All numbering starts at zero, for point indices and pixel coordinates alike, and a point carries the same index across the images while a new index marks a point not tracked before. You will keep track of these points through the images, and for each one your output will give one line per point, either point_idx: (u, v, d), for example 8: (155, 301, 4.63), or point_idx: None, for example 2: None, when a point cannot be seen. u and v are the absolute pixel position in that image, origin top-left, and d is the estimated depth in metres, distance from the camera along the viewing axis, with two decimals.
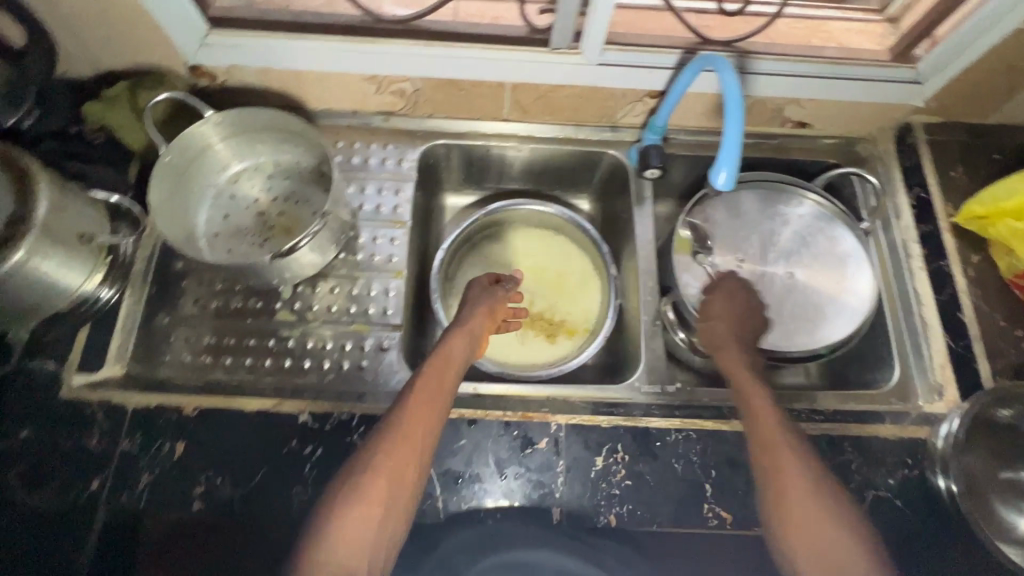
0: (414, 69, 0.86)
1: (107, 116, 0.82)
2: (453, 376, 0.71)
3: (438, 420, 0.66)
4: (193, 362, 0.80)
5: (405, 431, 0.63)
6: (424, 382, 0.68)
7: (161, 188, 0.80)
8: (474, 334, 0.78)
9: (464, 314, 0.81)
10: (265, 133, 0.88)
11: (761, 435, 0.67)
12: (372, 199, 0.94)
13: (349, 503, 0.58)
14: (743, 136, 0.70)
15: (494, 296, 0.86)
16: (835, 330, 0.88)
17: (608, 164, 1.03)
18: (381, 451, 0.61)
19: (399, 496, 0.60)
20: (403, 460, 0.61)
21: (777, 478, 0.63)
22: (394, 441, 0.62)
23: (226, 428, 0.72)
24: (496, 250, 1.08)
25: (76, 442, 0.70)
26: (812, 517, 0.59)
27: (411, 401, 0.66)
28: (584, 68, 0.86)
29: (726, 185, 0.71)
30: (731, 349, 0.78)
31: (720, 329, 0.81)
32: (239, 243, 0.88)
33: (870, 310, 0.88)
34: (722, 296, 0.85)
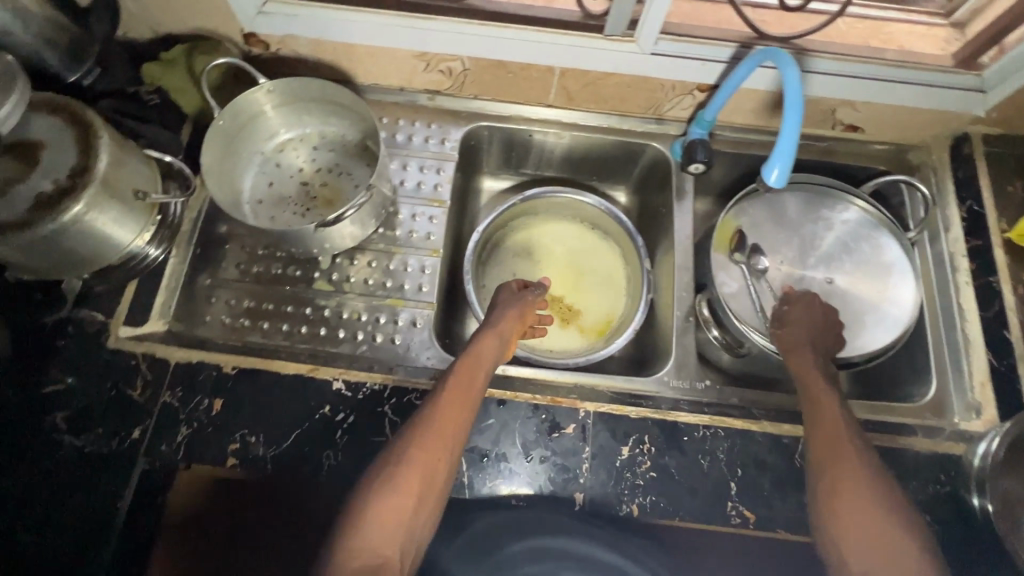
0: (465, 48, 0.86)
1: (165, 80, 0.84)
2: (483, 377, 0.71)
3: (467, 420, 0.67)
4: (231, 324, 0.82)
5: (437, 427, 0.65)
6: (456, 380, 0.69)
7: (212, 152, 0.81)
8: (506, 334, 0.77)
9: (495, 313, 0.80)
10: (314, 104, 0.89)
11: (830, 446, 0.67)
12: (414, 176, 0.95)
13: (385, 493, 0.60)
14: (800, 133, 0.70)
15: (524, 298, 0.84)
16: (874, 339, 0.86)
17: (649, 157, 1.02)
18: (415, 445, 0.63)
19: (431, 489, 0.62)
20: (435, 454, 0.63)
21: (842, 489, 0.64)
22: (428, 436, 0.64)
23: (262, 389, 0.74)
24: (529, 237, 1.08)
25: (120, 391, 0.72)
26: (876, 530, 0.61)
27: (444, 398, 0.67)
28: (636, 56, 0.85)
29: (778, 182, 0.71)
30: (806, 354, 0.77)
31: (794, 335, 0.80)
32: (283, 210, 0.89)
33: (911, 321, 0.86)
34: (806, 302, 0.83)
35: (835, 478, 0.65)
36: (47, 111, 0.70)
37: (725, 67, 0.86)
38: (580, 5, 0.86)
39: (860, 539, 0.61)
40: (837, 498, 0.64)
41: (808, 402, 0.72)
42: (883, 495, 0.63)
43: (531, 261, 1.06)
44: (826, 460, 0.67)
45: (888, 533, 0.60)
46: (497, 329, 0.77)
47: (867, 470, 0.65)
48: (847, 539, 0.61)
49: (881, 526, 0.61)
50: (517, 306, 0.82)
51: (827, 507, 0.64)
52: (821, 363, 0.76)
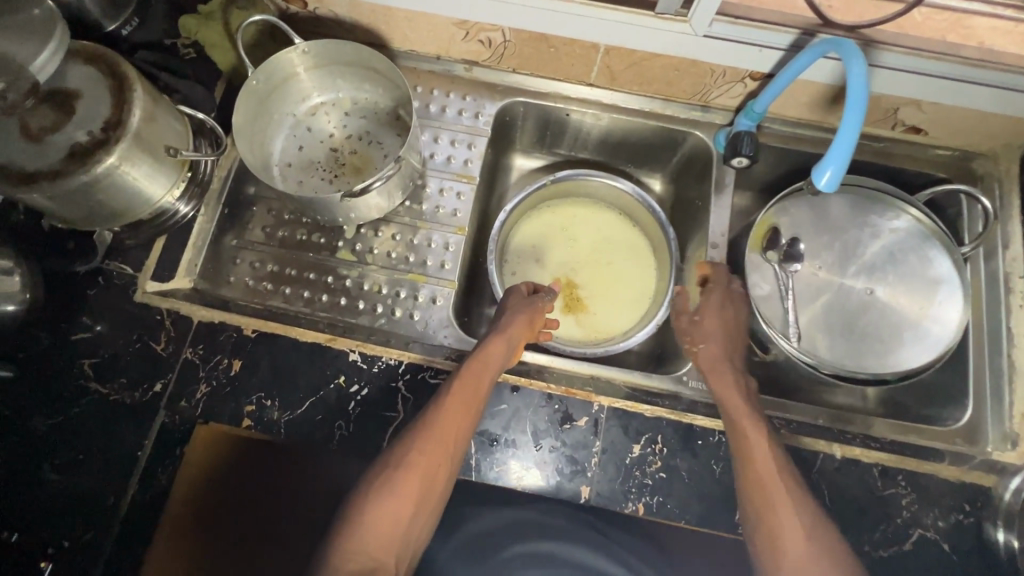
0: (506, 18, 0.83)
1: (200, 32, 0.81)
2: (487, 385, 0.71)
3: (467, 429, 0.69)
4: (255, 287, 0.84)
5: (437, 434, 0.67)
6: (460, 386, 0.69)
7: (244, 112, 0.80)
8: (515, 338, 0.76)
9: (506, 316, 0.79)
10: (348, 68, 0.87)
11: (761, 474, 0.67)
12: (444, 149, 0.92)
13: (383, 495, 0.64)
14: (860, 135, 0.65)
15: (534, 303, 0.82)
16: (910, 357, 0.82)
17: (690, 146, 0.97)
18: (414, 450, 0.66)
19: (429, 493, 0.65)
20: (433, 461, 0.66)
21: (774, 518, 0.64)
22: (427, 442, 0.66)
23: (281, 355, 0.74)
24: (557, 220, 1.06)
25: (144, 344, 0.74)
26: (809, 559, 0.62)
27: (446, 404, 0.68)
28: (688, 38, 0.80)
29: (829, 185, 0.67)
30: (725, 373, 0.76)
31: (712, 351, 0.78)
32: (311, 176, 0.89)
33: (954, 341, 0.81)
34: (716, 314, 0.81)
35: (765, 503, 0.66)
36: (83, 61, 0.70)
37: (784, 55, 0.80)
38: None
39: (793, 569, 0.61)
40: (770, 526, 0.64)
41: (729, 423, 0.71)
42: (812, 522, 0.64)
43: (556, 245, 1.04)
44: (756, 488, 0.66)
45: (821, 559, 0.61)
46: (506, 334, 0.75)
47: (796, 496, 0.66)
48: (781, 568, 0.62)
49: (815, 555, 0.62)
50: (528, 310, 0.80)
51: (762, 535, 0.65)
52: (732, 377, 0.75)
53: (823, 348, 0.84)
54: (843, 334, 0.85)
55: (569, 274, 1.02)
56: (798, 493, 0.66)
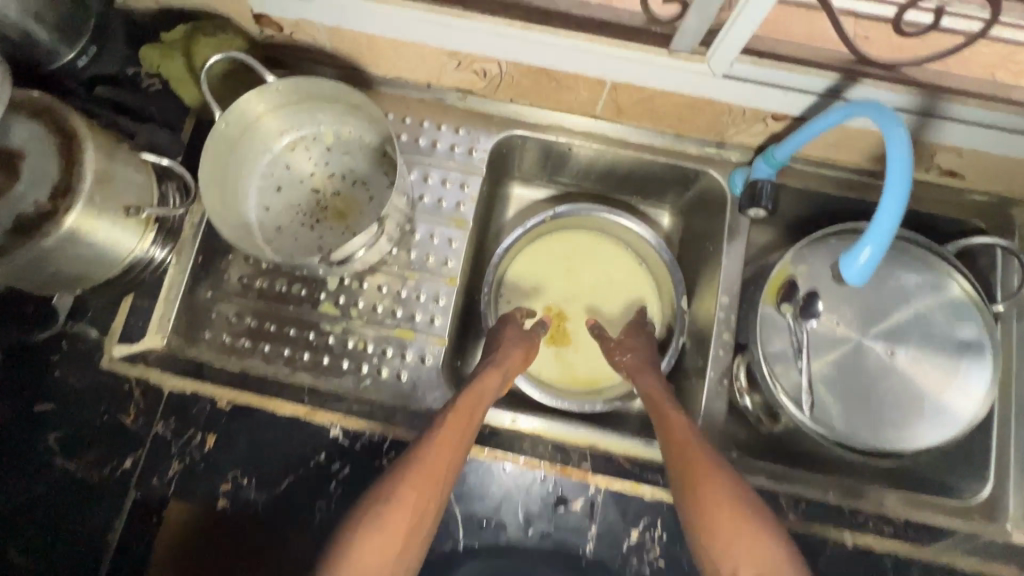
0: (503, 51, 0.74)
1: (164, 65, 0.73)
2: (482, 413, 0.71)
3: (461, 456, 0.66)
4: (231, 344, 0.78)
5: (427, 465, 0.63)
6: (452, 419, 0.67)
7: (214, 159, 0.74)
8: (509, 371, 0.78)
9: (500, 350, 0.81)
10: (329, 102, 0.79)
11: (686, 451, 0.66)
12: (434, 190, 0.85)
13: (370, 532, 0.58)
14: (902, 220, 0.58)
15: (530, 337, 0.85)
16: (926, 434, 0.76)
17: (703, 185, 0.90)
18: (405, 483, 0.61)
19: (418, 529, 0.60)
20: (424, 494, 0.62)
21: (710, 497, 0.62)
22: (418, 474, 0.62)
23: (258, 429, 0.70)
24: (555, 252, 0.98)
25: (113, 417, 0.69)
26: (732, 519, 0.60)
27: (437, 436, 0.65)
28: (705, 79, 0.72)
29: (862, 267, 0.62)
30: (648, 374, 0.79)
31: (634, 358, 0.83)
32: (290, 220, 0.82)
33: (972, 421, 0.75)
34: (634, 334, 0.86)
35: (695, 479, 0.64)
36: (28, 116, 0.63)
37: (816, 99, 0.72)
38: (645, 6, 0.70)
39: (727, 540, 0.59)
40: (702, 504, 0.62)
41: (656, 412, 0.73)
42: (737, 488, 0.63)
43: (551, 279, 0.97)
44: (687, 465, 0.65)
45: (760, 526, 0.59)
46: (502, 365, 0.77)
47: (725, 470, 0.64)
48: (713, 538, 0.60)
49: (749, 524, 0.59)
50: (522, 342, 0.82)
51: (700, 515, 0.62)
52: (650, 376, 0.79)
53: (839, 416, 0.78)
54: (862, 399, 0.78)
55: (560, 304, 0.96)
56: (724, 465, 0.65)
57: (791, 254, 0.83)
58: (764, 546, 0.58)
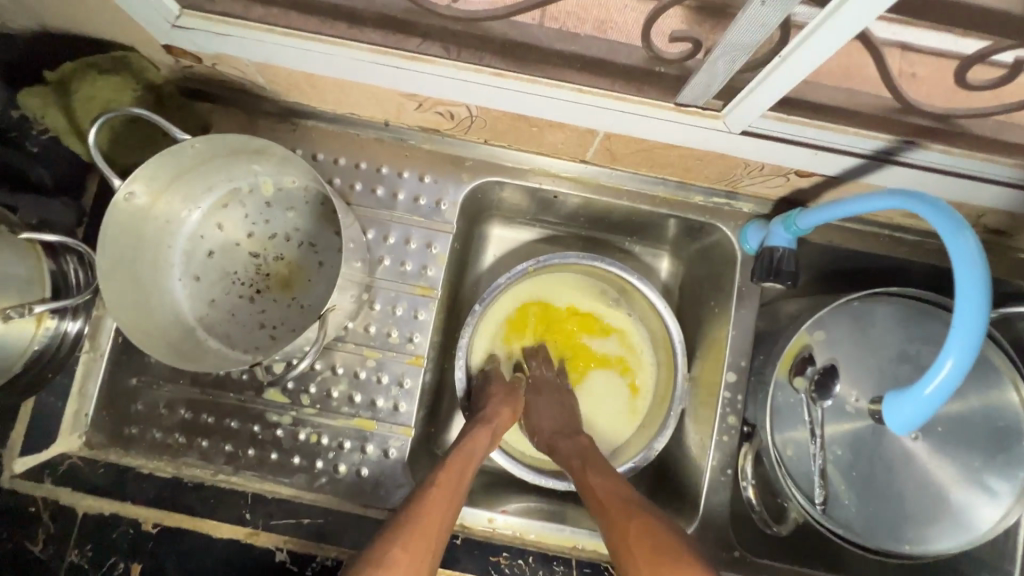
0: (472, 96, 0.60)
1: (50, 115, 0.61)
2: (472, 473, 0.62)
3: (450, 524, 0.56)
4: (163, 441, 0.68)
5: (421, 525, 0.54)
6: (445, 476, 0.59)
7: (121, 233, 0.61)
8: (499, 431, 0.68)
9: (488, 405, 0.71)
10: (261, 154, 0.65)
11: (607, 505, 0.59)
12: (396, 251, 0.73)
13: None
14: (986, 331, 0.46)
15: (518, 392, 0.74)
16: (938, 536, 0.67)
17: (710, 238, 0.78)
18: (398, 543, 0.51)
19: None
20: (419, 557, 0.52)
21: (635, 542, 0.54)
22: (411, 537, 0.52)
23: (191, 556, 0.60)
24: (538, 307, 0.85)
25: (18, 545, 0.59)
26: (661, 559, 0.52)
27: (429, 496, 0.57)
28: (718, 135, 0.59)
29: (935, 396, 0.48)
30: (568, 438, 0.70)
31: (547, 424, 0.72)
32: (225, 292, 0.69)
33: (989, 531, 0.66)
34: (540, 400, 0.75)
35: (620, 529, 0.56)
36: None
37: (854, 159, 0.59)
38: (645, 37, 0.51)
39: None
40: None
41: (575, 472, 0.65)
42: (671, 549, 0.53)
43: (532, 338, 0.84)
44: (610, 523, 0.57)
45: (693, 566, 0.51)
46: (491, 423, 0.67)
47: (649, 514, 0.57)
48: None
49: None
50: (511, 398, 0.72)
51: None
52: (564, 448, 0.69)
53: (851, 509, 0.69)
54: (877, 492, 0.69)
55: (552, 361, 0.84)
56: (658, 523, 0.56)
57: (816, 318, 0.70)
58: None
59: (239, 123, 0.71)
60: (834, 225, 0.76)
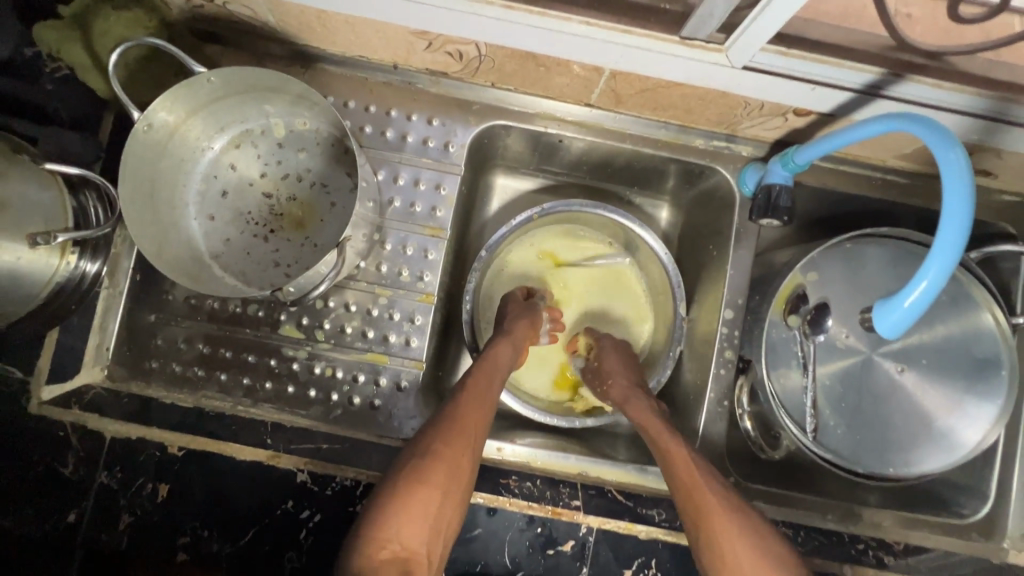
0: (483, 33, 0.62)
1: (64, 50, 0.61)
2: (498, 381, 0.66)
3: (488, 420, 0.61)
4: (182, 374, 0.70)
5: (459, 422, 0.58)
6: (474, 382, 0.63)
7: (139, 164, 0.62)
8: (519, 341, 0.72)
9: (506, 319, 0.75)
10: (274, 92, 0.66)
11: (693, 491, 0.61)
12: (406, 192, 0.75)
13: (412, 489, 0.53)
14: (966, 245, 0.49)
15: (533, 307, 0.78)
16: (922, 458, 0.71)
17: (709, 182, 0.81)
18: (440, 438, 0.56)
19: (458, 481, 0.55)
20: (461, 449, 0.56)
21: (721, 542, 0.58)
22: (452, 431, 0.57)
23: (214, 478, 0.63)
24: (562, 249, 0.88)
25: (49, 467, 0.62)
26: (747, 555, 0.57)
27: (463, 397, 0.61)
28: (720, 69, 0.61)
29: (915, 305, 0.52)
30: (638, 399, 0.72)
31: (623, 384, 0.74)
32: (240, 231, 0.70)
33: (969, 451, 0.70)
34: (611, 353, 0.79)
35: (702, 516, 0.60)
36: None
37: (851, 95, 0.61)
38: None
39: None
40: (723, 553, 0.58)
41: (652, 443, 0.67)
42: (761, 534, 0.59)
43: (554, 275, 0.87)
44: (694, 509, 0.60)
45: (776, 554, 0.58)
46: (512, 334, 0.71)
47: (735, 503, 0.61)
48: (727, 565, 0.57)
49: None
50: (527, 311, 0.76)
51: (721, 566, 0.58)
52: (642, 406, 0.70)
53: (841, 436, 0.73)
54: (867, 421, 0.72)
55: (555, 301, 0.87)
56: (739, 507, 0.60)
57: (810, 256, 0.73)
58: None
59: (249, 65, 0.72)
60: (828, 169, 0.79)
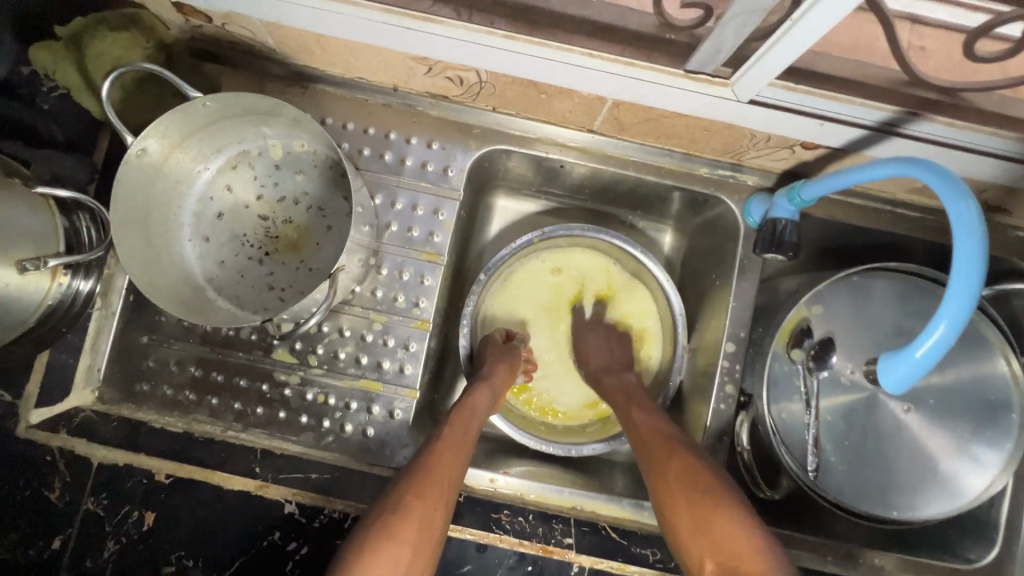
0: (483, 60, 0.60)
1: (58, 72, 0.61)
2: (475, 428, 0.65)
3: (461, 474, 0.59)
4: (173, 398, 0.69)
5: (433, 474, 0.57)
6: (450, 431, 0.62)
7: (131, 190, 0.61)
8: (499, 387, 0.71)
9: (485, 363, 0.73)
10: (271, 115, 0.65)
11: (649, 444, 0.64)
12: (403, 217, 0.74)
13: (380, 545, 0.50)
14: (979, 298, 0.47)
15: (512, 351, 0.77)
16: (926, 502, 0.69)
17: (713, 211, 0.79)
18: (413, 492, 0.55)
19: (428, 539, 0.53)
20: (433, 501, 0.55)
21: (669, 479, 0.59)
22: (427, 485, 0.55)
23: (201, 507, 0.63)
24: (568, 266, 0.86)
25: (36, 492, 0.61)
26: (687, 484, 0.57)
27: (438, 447, 0.60)
28: (726, 103, 0.59)
29: (928, 356, 0.50)
30: (614, 380, 0.75)
31: (600, 364, 0.78)
32: (235, 254, 0.69)
33: (976, 497, 0.68)
34: (589, 334, 0.82)
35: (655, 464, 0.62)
36: None
37: (861, 131, 0.60)
38: (657, 3, 0.53)
39: (686, 506, 0.56)
40: (670, 491, 0.58)
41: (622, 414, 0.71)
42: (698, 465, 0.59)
43: (558, 295, 0.86)
44: (650, 459, 0.62)
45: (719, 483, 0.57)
46: (490, 379, 0.70)
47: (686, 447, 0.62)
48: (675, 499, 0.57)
49: (708, 500, 0.55)
50: (507, 355, 0.75)
51: (666, 510, 0.58)
52: (610, 383, 0.75)
53: (843, 477, 0.71)
54: (870, 462, 0.70)
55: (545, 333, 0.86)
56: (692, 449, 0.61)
57: (815, 290, 0.71)
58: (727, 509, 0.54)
59: (248, 85, 0.71)
60: (836, 200, 0.77)
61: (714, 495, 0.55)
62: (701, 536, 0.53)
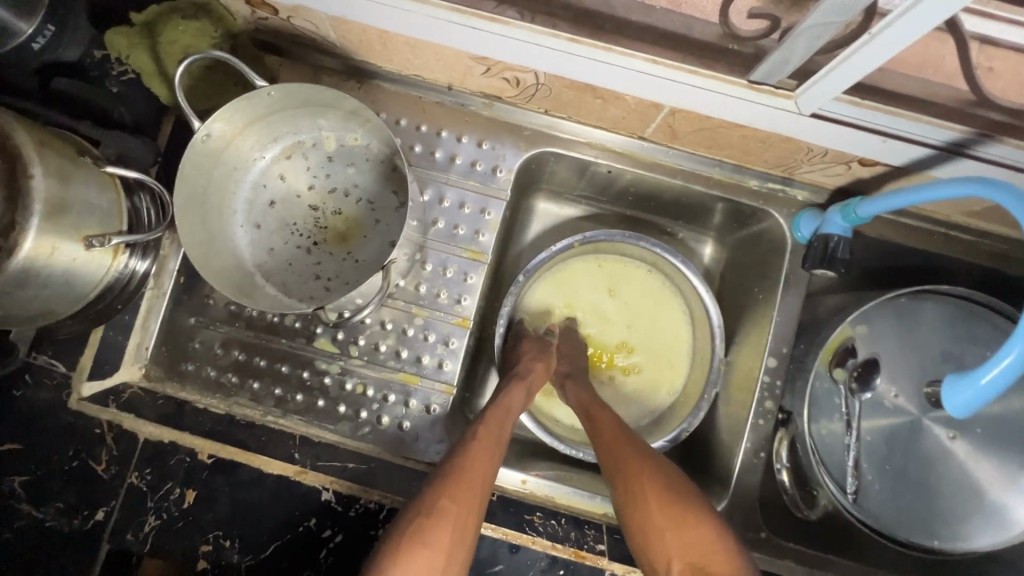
0: (543, 61, 0.61)
1: (131, 54, 0.65)
2: (509, 429, 0.65)
3: (493, 475, 0.59)
4: (216, 379, 0.71)
5: (467, 478, 0.57)
6: (485, 431, 0.62)
7: (191, 173, 0.63)
8: (532, 387, 0.71)
9: (520, 361, 0.73)
10: (329, 107, 0.66)
11: (617, 449, 0.64)
12: (450, 214, 0.74)
13: (415, 551, 0.50)
14: None
15: (547, 345, 0.75)
16: (971, 534, 0.67)
17: (759, 224, 0.78)
18: (446, 495, 0.55)
19: (461, 546, 0.53)
20: (467, 507, 0.55)
21: (639, 485, 0.60)
22: (459, 488, 0.55)
23: (241, 488, 0.63)
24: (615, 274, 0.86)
25: (82, 463, 0.63)
26: (654, 489, 0.59)
27: (472, 449, 0.59)
28: (786, 115, 0.59)
29: (991, 384, 0.49)
30: (578, 381, 0.74)
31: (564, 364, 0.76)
32: (283, 242, 0.71)
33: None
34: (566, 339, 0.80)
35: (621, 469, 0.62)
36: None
37: (924, 149, 0.59)
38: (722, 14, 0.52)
39: (654, 513, 0.57)
40: (637, 501, 0.59)
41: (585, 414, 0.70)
42: (670, 479, 0.60)
43: (611, 314, 0.85)
44: (618, 464, 0.62)
45: (688, 494, 0.58)
46: (525, 379, 0.70)
47: (654, 456, 0.62)
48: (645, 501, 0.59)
49: (678, 507, 0.57)
50: (542, 353, 0.74)
51: (636, 513, 0.59)
52: (572, 389, 0.73)
53: (884, 502, 0.69)
54: (912, 488, 0.69)
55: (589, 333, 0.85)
56: (657, 457, 0.63)
57: (862, 310, 0.70)
58: (699, 521, 0.56)
59: (305, 78, 0.72)
60: (886, 220, 0.76)
61: (680, 501, 0.58)
62: (673, 543, 0.55)
